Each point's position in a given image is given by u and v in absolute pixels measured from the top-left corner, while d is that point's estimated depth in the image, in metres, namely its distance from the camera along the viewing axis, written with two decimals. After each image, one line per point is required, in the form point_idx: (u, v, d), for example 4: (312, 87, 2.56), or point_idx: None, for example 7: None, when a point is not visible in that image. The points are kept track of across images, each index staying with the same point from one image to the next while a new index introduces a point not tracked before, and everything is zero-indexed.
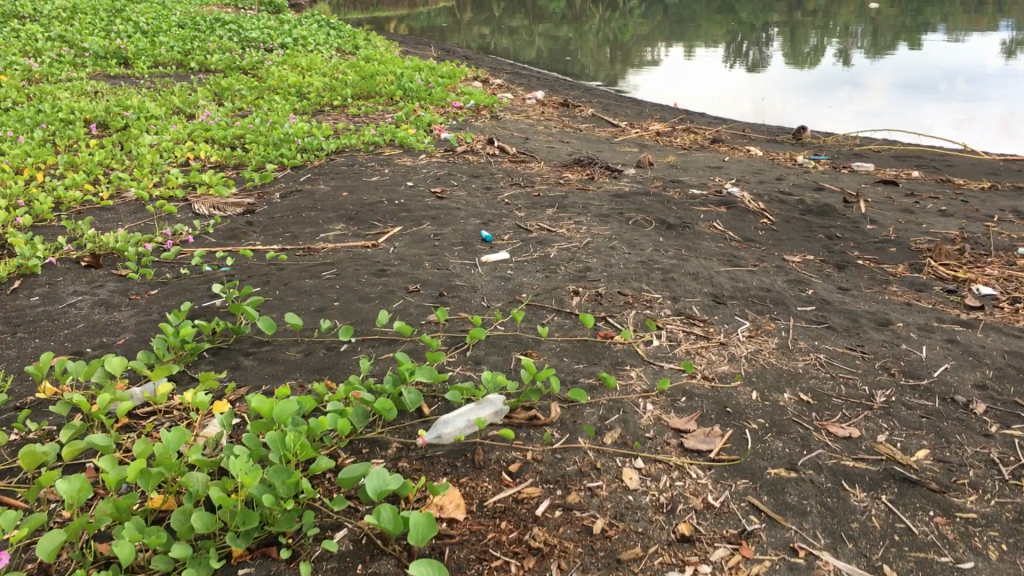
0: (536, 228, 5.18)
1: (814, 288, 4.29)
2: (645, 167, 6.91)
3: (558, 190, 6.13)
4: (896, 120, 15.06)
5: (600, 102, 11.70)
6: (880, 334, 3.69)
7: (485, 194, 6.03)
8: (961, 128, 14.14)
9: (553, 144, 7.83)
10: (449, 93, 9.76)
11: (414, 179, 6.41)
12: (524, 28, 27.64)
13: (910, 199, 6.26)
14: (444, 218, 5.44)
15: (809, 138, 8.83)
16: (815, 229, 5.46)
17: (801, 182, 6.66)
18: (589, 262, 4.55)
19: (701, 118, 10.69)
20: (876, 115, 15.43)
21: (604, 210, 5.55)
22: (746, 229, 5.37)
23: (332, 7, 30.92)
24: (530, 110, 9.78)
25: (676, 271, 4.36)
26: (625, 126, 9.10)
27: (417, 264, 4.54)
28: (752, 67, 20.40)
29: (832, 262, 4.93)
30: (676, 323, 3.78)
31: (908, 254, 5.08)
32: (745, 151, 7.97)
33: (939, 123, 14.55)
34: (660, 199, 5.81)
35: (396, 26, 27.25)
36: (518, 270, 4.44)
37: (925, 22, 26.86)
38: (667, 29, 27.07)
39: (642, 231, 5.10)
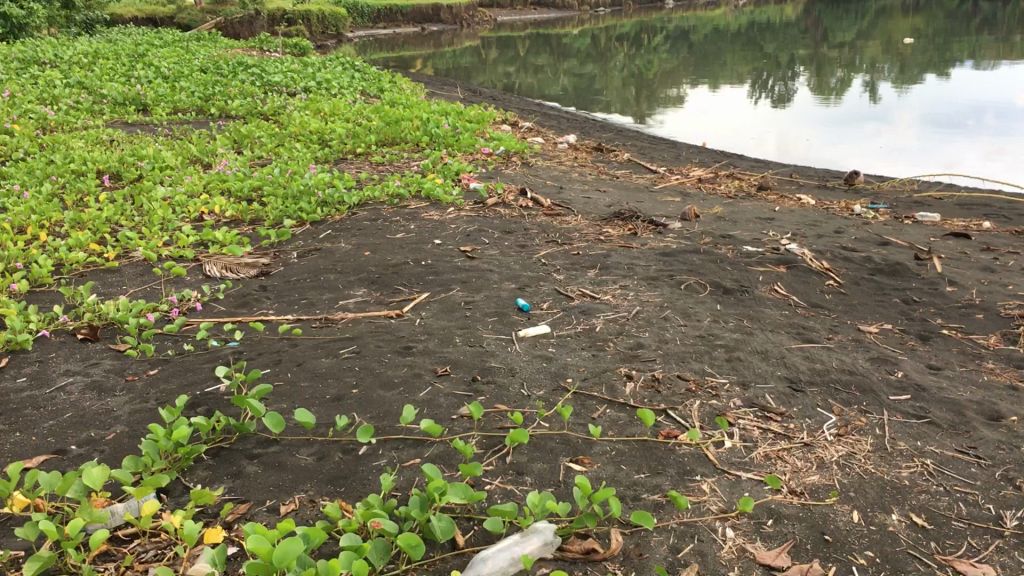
0: (578, 295, 4.67)
1: (902, 368, 3.74)
2: (691, 220, 6.40)
3: (599, 247, 5.63)
4: (926, 154, 14.51)
5: (635, 145, 11.23)
6: (994, 433, 3.12)
7: (519, 253, 5.54)
8: (993, 162, 13.57)
9: (590, 194, 7.35)
10: (478, 139, 9.34)
11: (443, 235, 5.94)
12: (550, 66, 27.37)
13: (987, 254, 5.69)
14: (475, 283, 4.95)
15: (861, 183, 8.29)
16: (888, 292, 4.91)
17: (863, 235, 6.11)
18: (641, 337, 4.02)
19: (741, 162, 10.19)
20: (905, 150, 14.89)
21: (652, 272, 5.04)
22: (812, 294, 4.83)
23: (357, 48, 30.84)
24: (563, 156, 9.32)
25: (741, 349, 3.83)
26: (664, 173, 8.61)
27: (447, 341, 4.04)
28: (778, 100, 19.92)
29: (914, 334, 4.37)
30: (750, 418, 3.23)
31: (999, 323, 4.51)
32: (795, 199, 7.45)
33: (970, 158, 14.00)
34: (713, 258, 5.29)
35: (422, 66, 27.06)
36: (561, 348, 3.93)
37: (953, 56, 26.35)
38: (694, 65, 26.69)
39: (696, 299, 4.58)
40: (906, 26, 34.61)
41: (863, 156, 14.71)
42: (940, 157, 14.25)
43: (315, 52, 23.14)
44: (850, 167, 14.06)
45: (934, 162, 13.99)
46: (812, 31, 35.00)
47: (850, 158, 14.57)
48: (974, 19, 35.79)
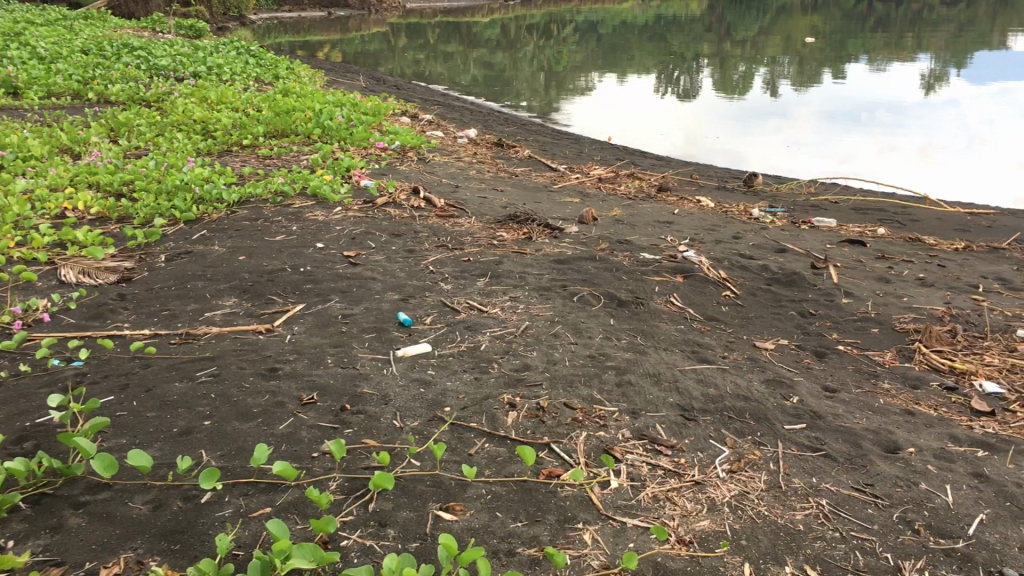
0: (465, 307, 4.38)
1: (798, 391, 3.56)
2: (588, 223, 6.18)
3: (490, 253, 5.35)
4: (823, 149, 14.71)
5: (537, 140, 10.99)
6: (892, 467, 2.95)
7: (406, 259, 5.22)
8: (886, 158, 13.83)
9: (486, 194, 7.06)
10: (372, 132, 8.95)
11: (326, 238, 5.58)
12: (459, 54, 26.98)
13: (883, 262, 5.61)
14: (355, 293, 4.61)
15: (760, 185, 8.21)
16: (785, 304, 4.76)
17: (761, 241, 5.98)
18: (528, 357, 3.75)
19: (643, 159, 10.06)
20: (803, 144, 15.08)
21: (544, 281, 4.78)
22: (708, 306, 4.64)
23: (260, 31, 29.89)
24: (461, 151, 9.01)
25: (633, 372, 3.59)
26: (565, 171, 8.38)
27: (317, 362, 3.69)
28: (683, 94, 19.99)
29: (809, 350, 4.22)
30: (638, 453, 3.00)
31: (894, 337, 4.39)
32: (695, 200, 7.31)
33: (863, 153, 14.24)
34: (608, 266, 5.06)
35: (326, 51, 26.33)
36: (441, 371, 3.63)
37: (849, 55, 26.95)
38: (602, 57, 26.68)
39: (588, 313, 4.34)
40: (805, 25, 35.26)
41: (761, 150, 14.82)
42: (834, 152, 14.44)
43: (213, 34, 22.24)
44: (750, 160, 14.13)
45: (829, 156, 14.17)
46: (715, 27, 35.40)
47: (750, 152, 14.65)
48: (869, 20, 36.79)
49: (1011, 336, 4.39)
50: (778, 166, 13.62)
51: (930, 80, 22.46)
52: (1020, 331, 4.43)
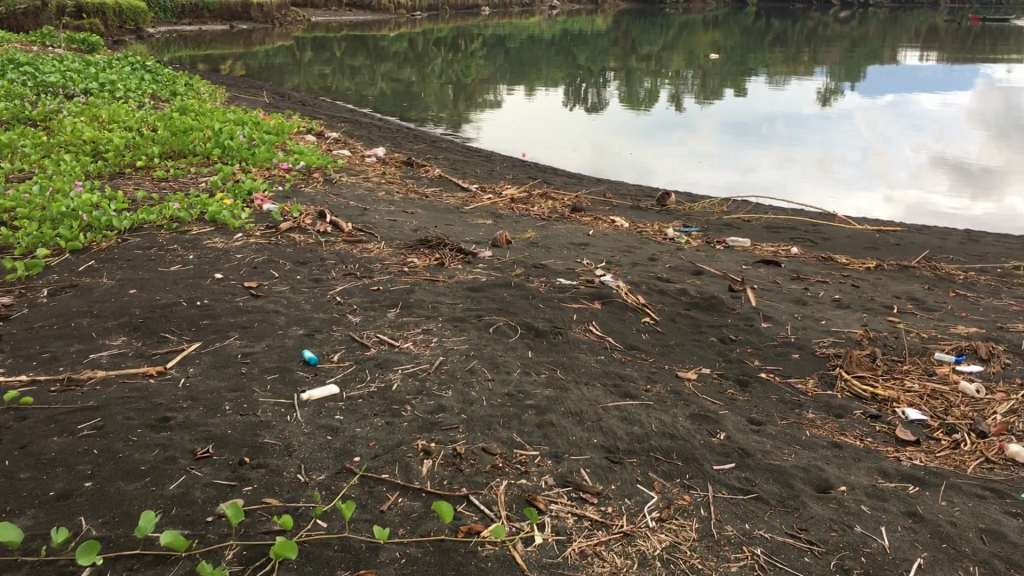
0: (374, 342, 4.14)
1: (725, 426, 3.43)
2: (502, 247, 6.00)
3: (401, 282, 5.11)
4: (728, 161, 14.90)
5: (447, 158, 10.80)
6: (825, 509, 2.83)
7: (312, 289, 4.94)
8: (789, 170, 14.07)
9: (396, 217, 6.82)
10: (275, 151, 8.62)
11: (226, 268, 5.26)
12: (366, 68, 26.62)
13: (798, 283, 5.58)
14: (257, 328, 4.32)
15: (673, 203, 8.18)
16: (705, 330, 4.65)
17: (677, 263, 5.89)
18: (443, 398, 3.53)
19: (555, 177, 9.96)
20: (708, 157, 15.25)
21: (458, 312, 4.57)
22: (628, 335, 4.50)
23: (159, 45, 28.97)
24: (369, 171, 8.75)
25: (554, 411, 3.41)
26: (476, 191, 8.20)
27: (214, 410, 3.40)
28: (591, 108, 20.07)
29: (732, 379, 4.11)
30: (563, 503, 2.81)
31: (815, 363, 4.32)
32: (609, 221, 7.22)
33: (765, 166, 14.45)
34: (524, 294, 4.89)
35: (228, 65, 25.66)
36: (350, 415, 3.38)
37: (749, 70, 27.54)
38: (510, 72, 26.67)
39: (505, 345, 4.14)
40: (706, 40, 36.02)
41: (667, 162, 14.90)
42: (738, 164, 14.62)
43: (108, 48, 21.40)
44: (656, 173, 14.18)
45: (733, 169, 14.33)
46: (621, 42, 35.87)
47: (657, 165, 14.70)
48: (767, 36, 37.80)
49: (929, 359, 4.38)
50: (685, 179, 13.72)
51: (827, 94, 23.12)
52: (938, 353, 4.42)
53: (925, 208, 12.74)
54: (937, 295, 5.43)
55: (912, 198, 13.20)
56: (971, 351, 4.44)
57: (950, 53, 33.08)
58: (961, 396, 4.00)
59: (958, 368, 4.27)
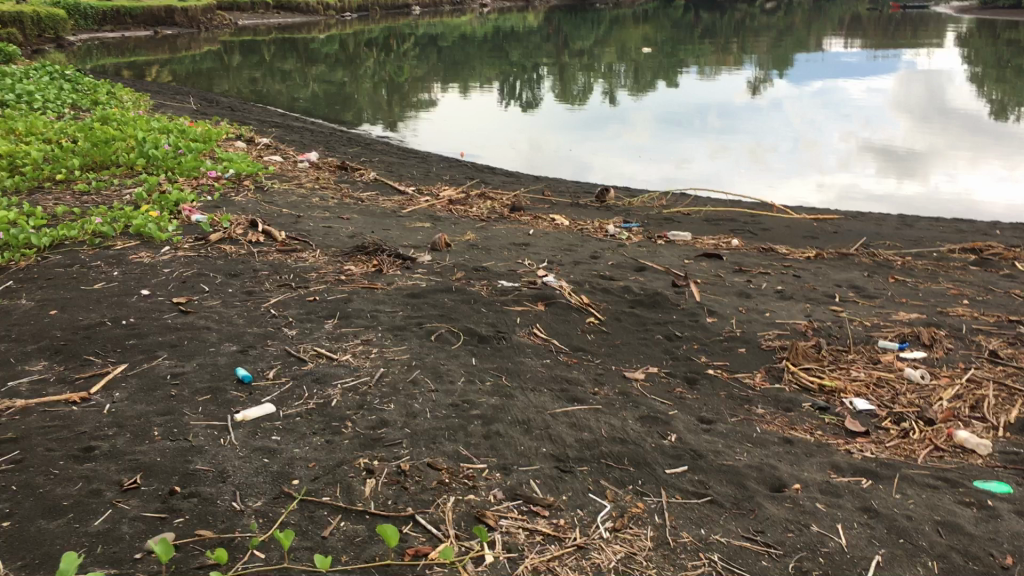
0: (312, 356, 3.98)
1: (676, 427, 3.35)
2: (441, 250, 5.87)
3: (338, 290, 4.96)
4: None
5: (382, 160, 10.62)
6: (781, 509, 2.77)
7: (245, 302, 4.76)
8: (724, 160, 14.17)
9: (331, 223, 6.65)
10: (203, 159, 8.37)
11: (153, 284, 5.05)
12: (297, 70, 26.23)
13: (741, 275, 5.55)
14: (187, 346, 4.13)
15: (612, 199, 8.13)
16: (650, 328, 4.58)
17: (619, 260, 5.83)
18: (385, 411, 3.40)
19: (492, 177, 9.86)
20: (645, 149, 15.28)
21: (398, 320, 4.44)
22: (573, 336, 4.41)
23: (81, 53, 28.19)
24: (302, 177, 8.55)
25: (500, 420, 3.30)
26: (413, 193, 8.06)
27: (142, 437, 3.22)
28: (527, 105, 20.02)
29: (680, 377, 4.04)
30: (514, 517, 2.70)
31: (762, 357, 4.28)
32: (548, 219, 7.13)
33: (701, 157, 14.52)
34: (465, 299, 4.77)
35: (155, 71, 25.07)
36: (287, 435, 3.23)
37: (681, 63, 27.77)
38: (443, 71, 26.50)
39: (447, 353, 4.02)
40: (638, 34, 36.22)
41: (604, 156, 14.88)
42: (674, 157, 14.66)
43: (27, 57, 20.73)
44: (595, 167, 14.15)
45: (670, 161, 14.37)
46: (553, 38, 35.90)
47: (594, 160, 14.68)
48: (697, 28, 38.18)
49: (873, 347, 4.37)
50: (623, 172, 13.73)
51: (757, 84, 23.40)
52: (882, 341, 4.41)
53: (858, 192, 12.91)
54: (878, 282, 5.44)
55: (846, 183, 13.37)
56: (914, 338, 4.44)
57: (873, 40, 33.72)
58: (907, 383, 3.99)
59: (902, 355, 4.27)
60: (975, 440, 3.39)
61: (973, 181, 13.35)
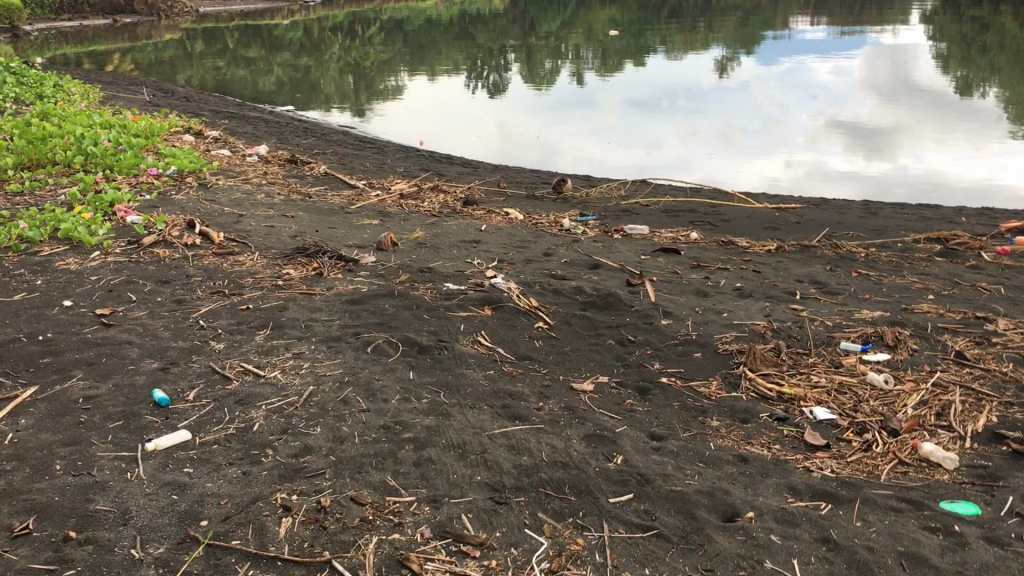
0: (237, 373, 3.71)
1: (622, 447, 3.13)
2: (387, 250, 5.61)
3: (273, 297, 4.69)
4: (631, 136, 14.72)
5: (337, 152, 10.32)
6: (733, 543, 2.55)
7: (173, 313, 4.47)
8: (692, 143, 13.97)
9: (274, 222, 6.36)
10: (145, 155, 8.03)
11: (77, 294, 4.74)
12: (260, 57, 25.73)
13: (698, 272, 5.34)
14: (105, 364, 3.84)
15: (570, 190, 7.89)
16: (602, 332, 4.36)
17: (573, 257, 5.59)
18: (310, 437, 3.15)
19: (450, 167, 9.59)
20: (612, 133, 15.05)
21: (334, 330, 4.18)
22: (520, 344, 4.17)
23: (36, 42, 27.47)
24: (250, 172, 8.24)
25: (433, 445, 3.06)
26: (364, 188, 7.77)
27: (41, 472, 2.94)
28: (493, 90, 19.72)
29: (631, 387, 3.82)
30: (441, 559, 2.46)
31: (718, 363, 4.07)
32: (502, 213, 6.89)
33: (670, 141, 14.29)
34: (407, 304, 4.51)
35: (112, 60, 24.49)
36: (201, 467, 2.96)
37: (648, 44, 27.54)
38: (408, 55, 26.11)
39: (384, 367, 3.77)
40: (605, 16, 35.90)
41: (572, 141, 14.59)
42: (642, 140, 14.41)
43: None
44: (561, 152, 13.86)
45: (638, 145, 14.12)
46: (520, 21, 35.51)
47: (561, 145, 14.39)
48: (664, 9, 38.00)
49: (835, 349, 4.17)
50: (590, 157, 13.47)
51: (724, 65, 23.24)
52: (844, 342, 4.21)
53: (828, 172, 12.73)
54: (840, 277, 5.25)
55: (815, 163, 13.20)
56: (878, 338, 4.26)
57: (839, 18, 33.65)
58: (871, 389, 3.79)
59: (865, 358, 4.07)
60: (941, 453, 3.20)
61: (941, 159, 13.22)
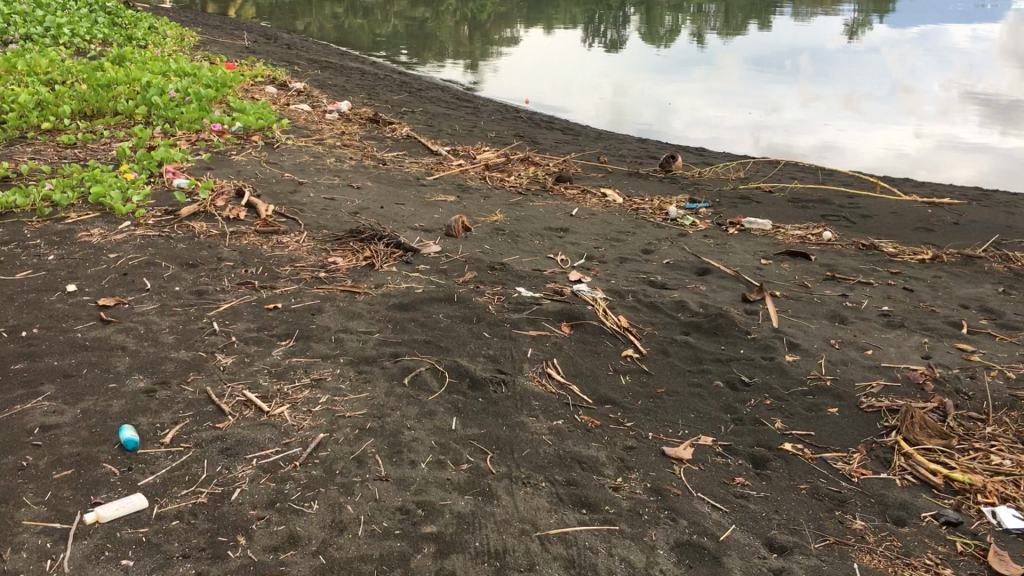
0: (236, 406, 2.92)
1: (727, 572, 2.23)
2: (457, 235, 4.76)
3: (309, 295, 3.89)
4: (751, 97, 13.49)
5: (429, 111, 9.52)
6: None
7: (188, 310, 3.71)
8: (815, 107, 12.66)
9: (336, 193, 5.59)
10: (213, 109, 7.38)
11: (88, 276, 4.03)
12: (377, 4, 25.11)
13: (833, 286, 4.32)
14: (83, 376, 3.09)
15: (679, 168, 6.88)
16: (708, 368, 3.41)
17: (677, 258, 4.64)
18: (303, 519, 2.33)
19: (550, 135, 8.67)
20: (731, 93, 13.83)
21: (371, 347, 3.35)
22: (601, 381, 3.28)
23: None
24: (326, 131, 7.51)
25: (460, 552, 2.21)
26: (447, 156, 6.94)
27: None
28: (610, 46, 18.61)
29: (743, 458, 2.88)
30: None
31: (860, 426, 3.09)
32: (598, 194, 5.96)
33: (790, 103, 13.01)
34: (467, 316, 3.66)
35: (233, 2, 24.20)
36: (147, 558, 2.17)
37: (775, 3, 25.80)
38: (526, 7, 25.11)
39: (420, 409, 2.93)
40: None
41: (688, 99, 13.45)
42: (764, 102, 13.15)
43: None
44: (677, 111, 12.73)
45: (757, 106, 12.89)
46: None
47: (675, 103, 13.27)
48: None
49: (1021, 417, 3.12)
50: (706, 117, 12.33)
51: (855, 28, 21.49)
52: None
53: (966, 144, 11.29)
54: (1015, 304, 4.16)
55: (952, 133, 11.75)
56: None
57: None
58: None
59: None
60: None
61: None
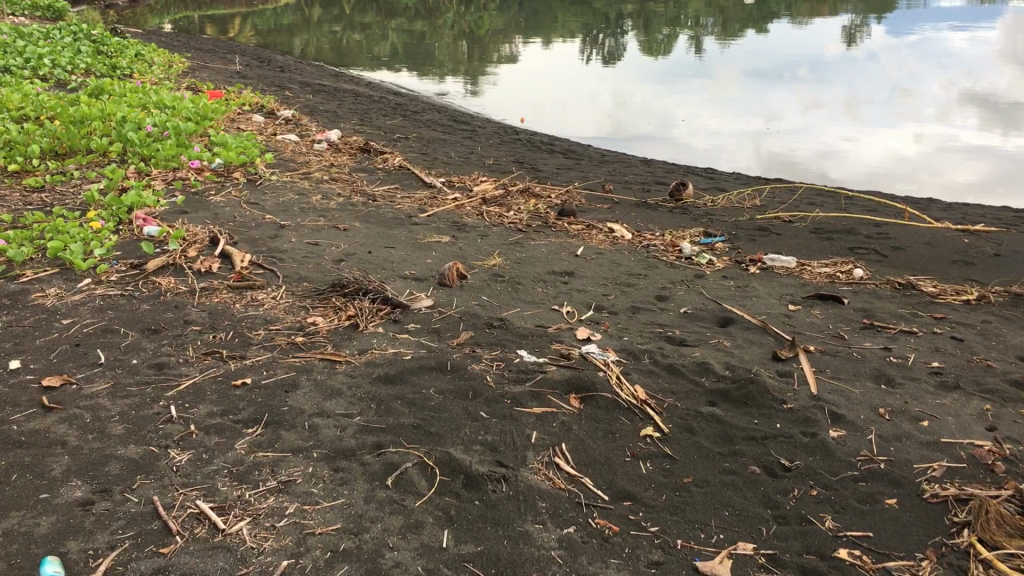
0: (187, 521, 2.45)
1: None
2: (452, 285, 4.31)
3: (284, 366, 3.44)
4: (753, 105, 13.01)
5: (424, 136, 9.09)
6: None
7: (143, 390, 3.25)
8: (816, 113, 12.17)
9: (321, 237, 5.15)
10: (193, 142, 6.94)
11: (35, 348, 3.57)
12: (374, 22, 24.75)
13: (872, 337, 3.86)
14: (11, 484, 2.63)
15: (690, 197, 6.43)
16: (741, 449, 2.94)
17: (696, 306, 4.17)
18: None
19: (551, 159, 8.23)
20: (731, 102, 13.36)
21: (351, 436, 2.89)
22: (618, 470, 2.81)
23: (155, 6, 27.18)
24: (313, 163, 7.06)
25: None
26: (441, 188, 6.50)
27: None
28: (609, 58, 18.18)
29: (792, 570, 2.40)
30: None
31: (926, 521, 2.61)
32: (605, 229, 5.51)
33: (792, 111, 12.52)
34: (461, 391, 3.19)
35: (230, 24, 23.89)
36: None
37: (774, 13, 25.36)
38: (524, 21, 24.73)
39: (407, 522, 2.46)
40: None
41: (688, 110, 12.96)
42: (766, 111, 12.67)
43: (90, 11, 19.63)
44: (677, 122, 12.24)
45: (757, 115, 12.41)
46: None
47: (675, 114, 12.78)
48: None
49: None
50: (707, 127, 11.84)
51: (855, 32, 21.00)
52: None
53: (976, 147, 10.79)
54: None
55: (960, 136, 11.25)
56: None
57: None
58: None
59: None
60: None
61: None
